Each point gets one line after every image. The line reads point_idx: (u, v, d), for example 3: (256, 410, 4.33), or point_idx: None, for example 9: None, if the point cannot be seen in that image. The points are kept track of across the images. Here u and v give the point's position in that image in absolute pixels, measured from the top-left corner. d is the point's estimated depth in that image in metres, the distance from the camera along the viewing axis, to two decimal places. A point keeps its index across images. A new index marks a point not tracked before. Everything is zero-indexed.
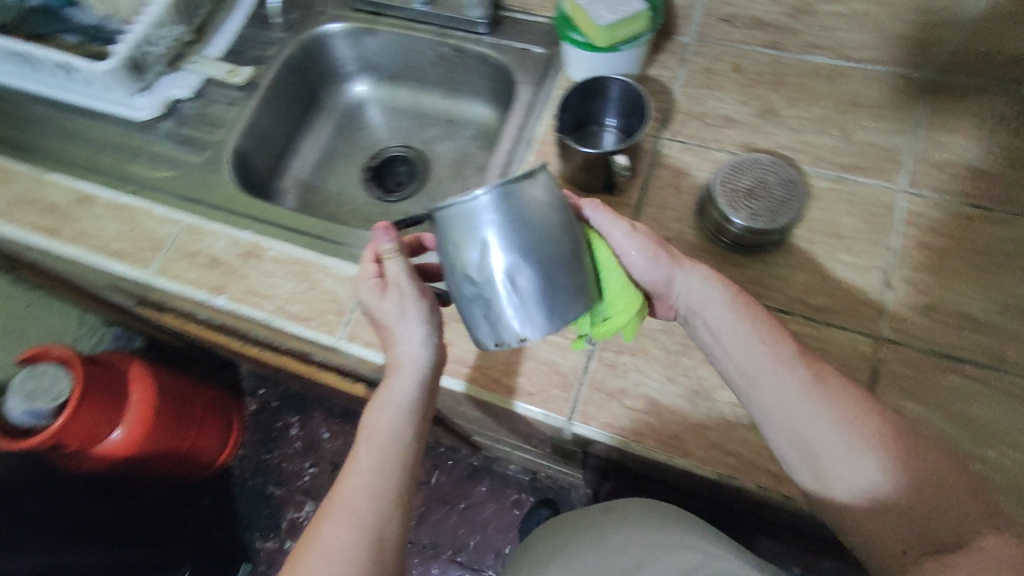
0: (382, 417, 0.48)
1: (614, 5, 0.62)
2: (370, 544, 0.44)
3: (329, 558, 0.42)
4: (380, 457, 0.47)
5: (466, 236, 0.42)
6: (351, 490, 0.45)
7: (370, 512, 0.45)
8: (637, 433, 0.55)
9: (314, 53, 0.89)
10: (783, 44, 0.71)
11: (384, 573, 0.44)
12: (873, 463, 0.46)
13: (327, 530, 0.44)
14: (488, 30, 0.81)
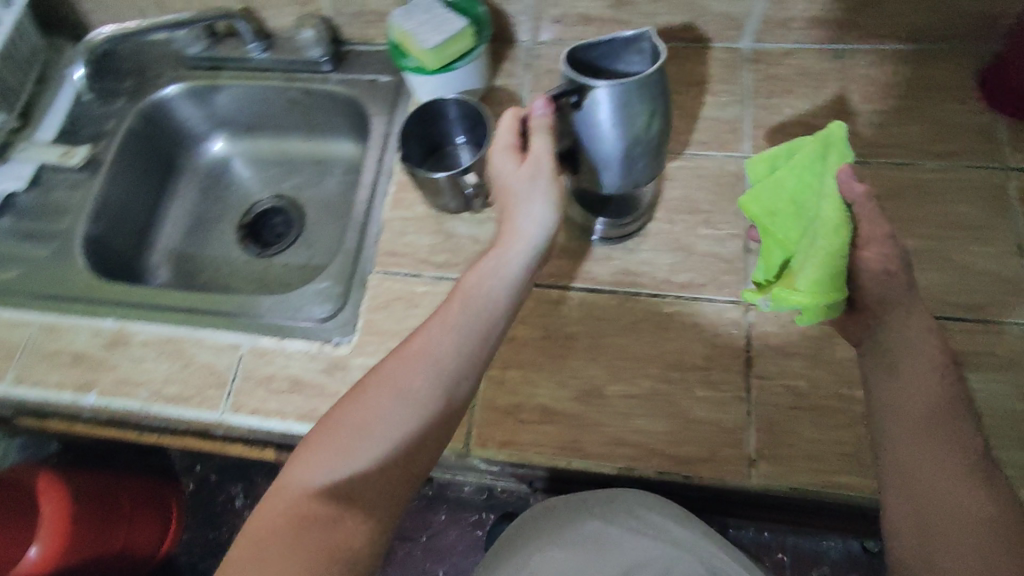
0: (480, 279, 0.51)
1: (437, 26, 0.62)
2: (430, 403, 0.46)
3: (396, 392, 0.46)
4: (467, 314, 0.49)
5: (628, 108, 0.51)
6: (427, 345, 0.48)
7: (450, 367, 0.47)
8: (537, 446, 0.57)
9: (159, 120, 0.84)
10: (617, 35, 0.73)
11: (431, 433, 0.46)
12: (942, 403, 0.45)
13: (394, 381, 0.46)
14: (331, 67, 0.79)
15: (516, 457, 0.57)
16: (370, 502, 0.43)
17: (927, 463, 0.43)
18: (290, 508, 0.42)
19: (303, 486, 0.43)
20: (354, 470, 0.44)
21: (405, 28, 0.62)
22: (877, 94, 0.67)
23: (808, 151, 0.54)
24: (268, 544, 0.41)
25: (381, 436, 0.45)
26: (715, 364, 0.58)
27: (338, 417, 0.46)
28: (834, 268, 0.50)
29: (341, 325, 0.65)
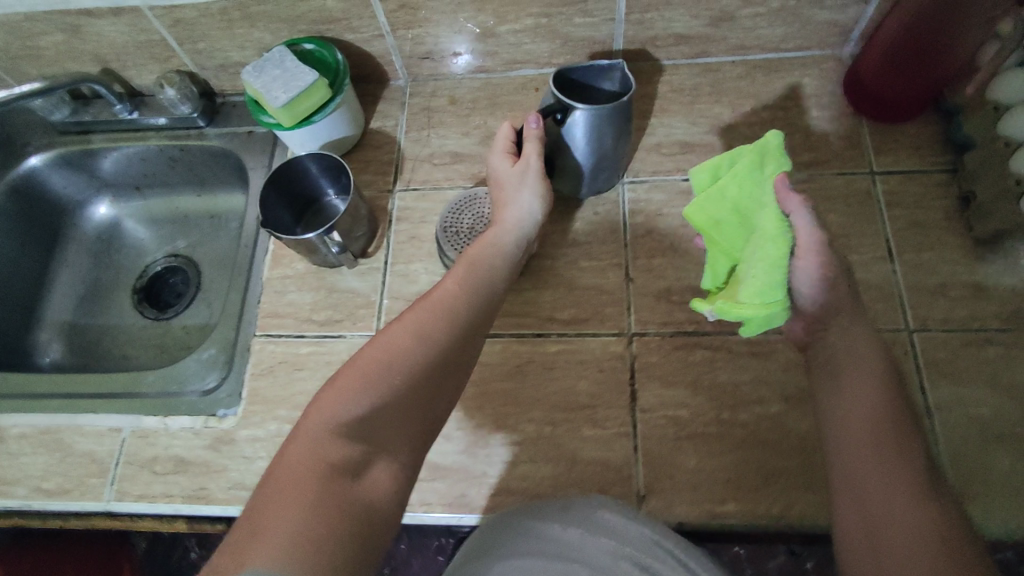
0: (489, 244, 0.53)
1: (288, 82, 0.60)
2: (431, 375, 0.43)
3: (399, 356, 0.42)
4: (476, 276, 0.50)
5: (593, 131, 0.56)
6: (449, 293, 0.47)
7: (459, 331, 0.45)
8: (426, 503, 0.56)
9: (34, 190, 0.81)
10: (489, 67, 0.73)
11: (444, 387, 0.44)
12: (895, 415, 0.44)
13: (408, 328, 0.44)
14: (205, 121, 0.77)
15: (407, 518, 0.56)
16: (391, 445, 0.40)
17: (876, 474, 0.42)
18: (314, 454, 0.36)
19: (339, 424, 0.38)
20: (378, 414, 0.40)
21: (255, 86, 0.61)
22: (745, 107, 0.68)
23: (743, 165, 0.51)
24: (284, 485, 0.35)
25: (406, 381, 0.41)
26: (599, 401, 0.57)
27: (354, 361, 0.42)
28: (773, 281, 0.46)
29: (227, 395, 0.62)
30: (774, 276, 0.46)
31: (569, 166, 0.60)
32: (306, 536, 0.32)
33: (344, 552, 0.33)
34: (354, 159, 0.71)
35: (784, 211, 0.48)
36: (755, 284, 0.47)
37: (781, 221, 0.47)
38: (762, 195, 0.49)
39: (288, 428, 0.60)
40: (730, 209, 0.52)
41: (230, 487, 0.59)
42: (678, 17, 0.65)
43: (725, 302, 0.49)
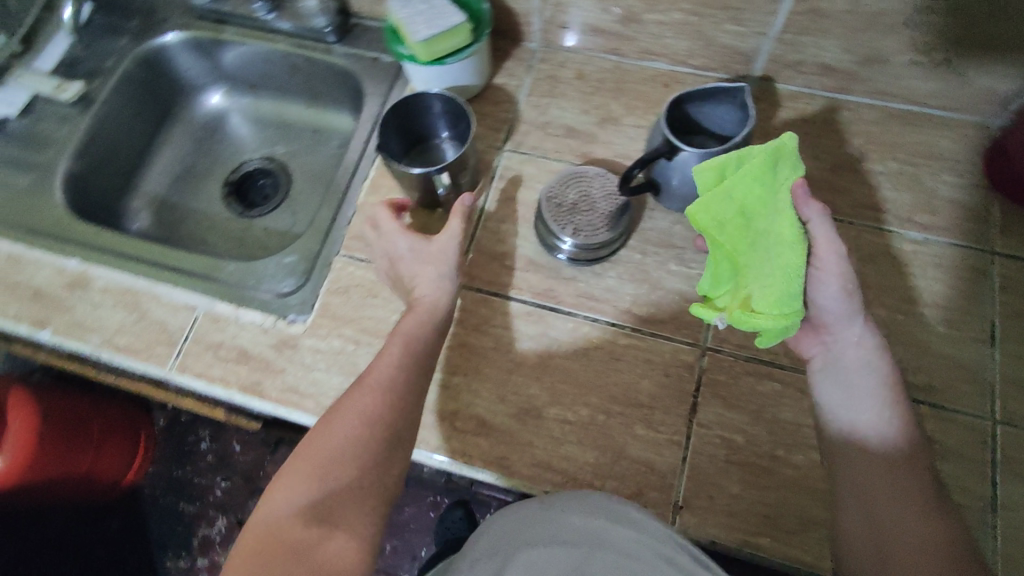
0: (412, 319, 0.54)
1: (432, 19, 0.60)
2: (372, 444, 0.47)
3: (336, 440, 0.46)
4: (411, 350, 0.52)
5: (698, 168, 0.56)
6: (382, 373, 0.50)
7: (393, 403, 0.49)
8: (466, 455, 0.57)
9: (161, 65, 0.83)
10: (623, 51, 0.72)
11: (385, 452, 0.47)
12: (908, 437, 0.49)
13: (338, 417, 0.48)
14: (336, 38, 0.78)
15: (444, 463, 0.57)
16: (346, 520, 0.44)
17: (891, 498, 0.47)
18: (268, 539, 0.42)
19: (283, 513, 0.43)
20: (319, 498, 0.44)
21: (399, 15, 0.61)
22: (874, 153, 0.66)
23: (754, 166, 0.49)
24: None
25: (342, 467, 0.45)
26: (657, 404, 0.57)
27: (298, 454, 0.47)
28: (790, 292, 0.48)
29: (299, 302, 0.64)
30: (790, 288, 0.48)
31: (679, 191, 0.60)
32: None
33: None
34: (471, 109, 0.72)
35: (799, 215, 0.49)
36: (771, 294, 0.49)
37: (797, 226, 0.48)
38: (773, 200, 0.49)
39: (350, 348, 0.62)
40: (733, 211, 0.51)
41: (284, 389, 0.61)
42: (832, 47, 0.63)
43: (741, 312, 0.51)
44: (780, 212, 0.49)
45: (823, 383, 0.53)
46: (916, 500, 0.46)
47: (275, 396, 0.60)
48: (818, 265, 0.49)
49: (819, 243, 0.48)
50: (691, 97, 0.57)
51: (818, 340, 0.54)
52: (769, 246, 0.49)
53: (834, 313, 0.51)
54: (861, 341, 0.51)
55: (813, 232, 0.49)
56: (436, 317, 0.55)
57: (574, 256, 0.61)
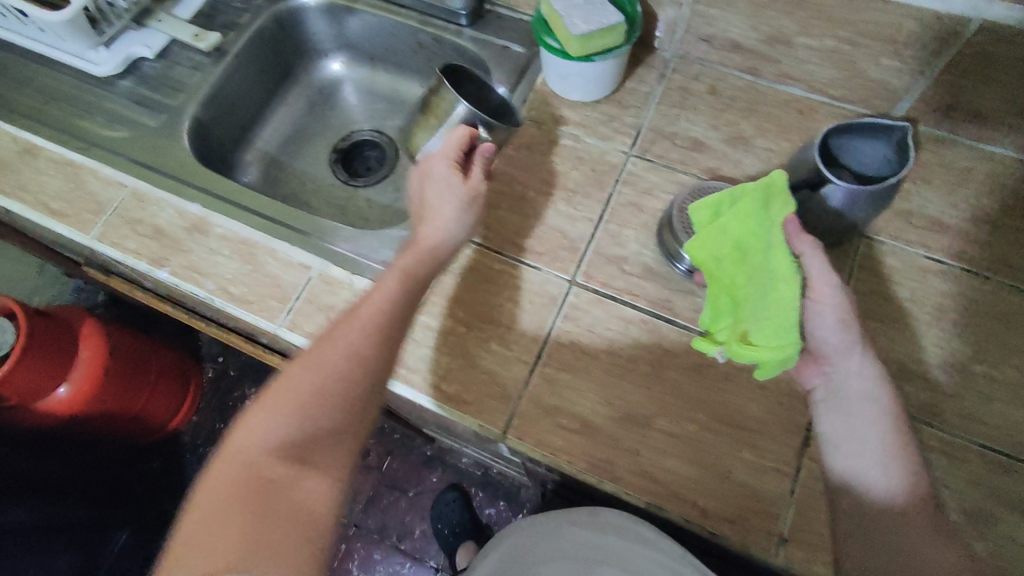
0: (417, 255, 0.58)
1: (589, 15, 0.60)
2: (342, 391, 0.50)
3: (306, 375, 0.49)
4: (407, 296, 0.55)
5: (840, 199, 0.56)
6: (375, 316, 0.53)
7: (363, 350, 0.51)
8: (567, 453, 0.57)
9: (291, 26, 0.84)
10: (760, 71, 0.71)
11: (362, 395, 0.50)
12: (916, 484, 0.50)
13: (324, 355, 0.50)
14: (468, 22, 0.78)
15: (543, 457, 0.58)
16: (324, 460, 0.48)
17: (922, 544, 0.48)
18: (238, 476, 0.45)
19: (264, 444, 0.46)
20: (288, 436, 0.47)
21: (555, 6, 0.61)
22: (1013, 210, 0.64)
23: (748, 202, 0.54)
24: (218, 526, 0.42)
25: (329, 404, 0.49)
26: (766, 430, 0.56)
27: (269, 394, 0.49)
28: (787, 321, 0.49)
29: None
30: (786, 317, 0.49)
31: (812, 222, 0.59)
32: (239, 552, 0.41)
33: (287, 556, 0.42)
34: (599, 109, 0.71)
35: (795, 249, 0.51)
36: (768, 325, 0.50)
37: (790, 255, 0.50)
38: (769, 232, 0.52)
39: (461, 330, 0.62)
40: (730, 246, 0.56)
41: (391, 361, 0.61)
42: (987, 96, 0.61)
43: (738, 343, 0.52)
44: (774, 244, 0.52)
45: (826, 414, 0.53)
46: (942, 550, 0.47)
47: None
48: (814, 297, 0.51)
49: (815, 277, 0.51)
50: (840, 134, 0.56)
51: (819, 370, 0.54)
52: (766, 280, 0.52)
53: (833, 346, 0.52)
54: (863, 376, 0.51)
55: (807, 264, 0.51)
56: (440, 260, 0.59)
57: (697, 271, 0.61)
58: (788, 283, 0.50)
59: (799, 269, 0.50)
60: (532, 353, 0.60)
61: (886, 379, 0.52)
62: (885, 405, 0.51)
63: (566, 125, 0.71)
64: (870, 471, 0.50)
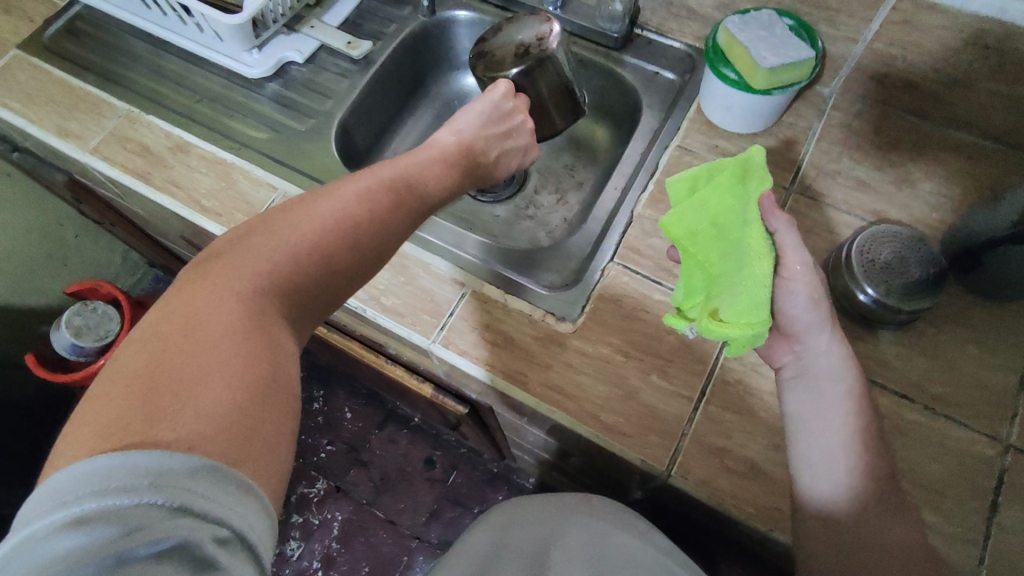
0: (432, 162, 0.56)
1: (777, 47, 0.60)
2: (358, 256, 0.45)
3: (331, 226, 0.44)
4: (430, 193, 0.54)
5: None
6: (408, 200, 0.50)
7: (390, 227, 0.48)
8: (733, 496, 0.55)
9: (434, 37, 0.85)
10: (929, 113, 0.68)
11: (368, 268, 0.47)
12: (869, 469, 0.50)
13: (356, 214, 0.46)
14: (618, 45, 0.78)
15: (707, 498, 0.56)
16: (303, 321, 0.43)
17: (869, 526, 0.49)
18: (234, 300, 0.39)
19: (263, 283, 0.40)
20: (291, 280, 0.42)
21: (740, 36, 0.61)
22: None
23: (726, 180, 0.55)
24: (207, 346, 0.36)
25: (344, 262, 0.44)
26: (949, 491, 0.53)
27: (278, 227, 0.43)
28: (758, 298, 0.49)
29: (566, 301, 0.64)
30: (759, 288, 0.49)
31: (995, 274, 0.58)
32: (234, 395, 0.35)
33: (274, 408, 0.37)
34: (758, 142, 0.70)
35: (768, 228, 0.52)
36: (739, 303, 0.50)
37: (764, 233, 0.51)
38: (744, 207, 0.53)
39: (620, 360, 0.60)
40: (708, 223, 0.55)
41: (547, 386, 0.60)
42: None
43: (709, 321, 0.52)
44: (751, 219, 0.52)
45: (795, 391, 0.53)
46: (889, 535, 0.48)
47: (540, 392, 0.59)
48: (785, 275, 0.51)
49: (787, 256, 0.51)
50: None
51: (790, 350, 0.54)
52: (739, 259, 0.52)
53: (802, 325, 0.52)
54: (828, 356, 0.52)
55: (780, 244, 0.51)
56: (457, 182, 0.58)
57: (870, 314, 0.59)
58: (760, 260, 0.50)
59: (773, 248, 0.51)
60: (695, 391, 0.59)
61: (850, 367, 0.52)
62: (850, 391, 0.51)
63: (724, 156, 0.70)
64: (829, 444, 0.50)
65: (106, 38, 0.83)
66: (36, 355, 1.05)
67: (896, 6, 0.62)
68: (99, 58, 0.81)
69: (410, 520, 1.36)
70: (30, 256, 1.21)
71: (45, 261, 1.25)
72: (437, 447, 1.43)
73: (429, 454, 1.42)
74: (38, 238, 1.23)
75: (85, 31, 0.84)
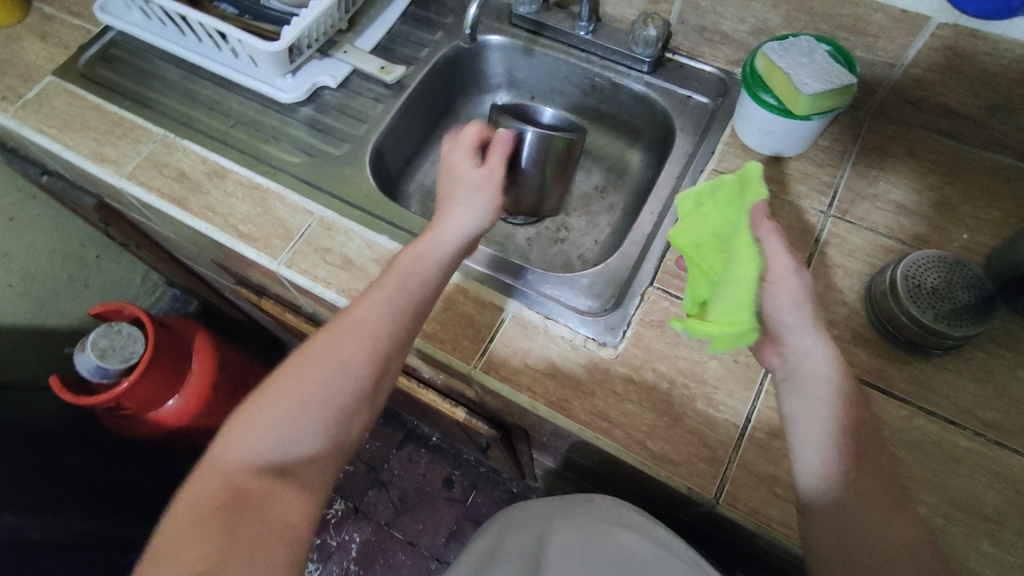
0: (419, 257, 0.56)
1: (819, 73, 0.60)
2: (329, 400, 0.49)
3: (298, 384, 0.49)
4: (402, 292, 0.54)
5: None
6: (367, 316, 0.52)
7: (360, 360, 0.50)
8: (785, 526, 0.54)
9: (465, 61, 0.86)
10: (965, 136, 0.69)
11: (348, 406, 0.50)
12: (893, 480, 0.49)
13: (325, 363, 0.50)
14: (650, 69, 0.78)
15: (758, 528, 0.55)
16: (305, 475, 0.47)
17: (858, 518, 0.47)
18: (220, 481, 0.45)
19: (240, 458, 0.46)
20: (267, 446, 0.47)
21: (780, 63, 0.61)
22: None
23: (726, 194, 0.58)
24: (191, 531, 0.42)
25: (315, 409, 0.48)
26: (1005, 520, 0.53)
27: (254, 401, 0.50)
28: (740, 301, 0.51)
29: (607, 326, 0.63)
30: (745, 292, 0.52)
31: None
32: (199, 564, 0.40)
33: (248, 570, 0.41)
34: (794, 166, 0.71)
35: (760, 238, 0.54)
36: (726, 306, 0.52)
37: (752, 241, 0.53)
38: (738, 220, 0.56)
39: (664, 386, 0.60)
40: (708, 233, 0.58)
41: (591, 413, 0.59)
42: None
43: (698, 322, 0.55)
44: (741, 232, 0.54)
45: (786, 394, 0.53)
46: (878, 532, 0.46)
47: (584, 419, 0.59)
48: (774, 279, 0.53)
49: (776, 263, 0.53)
50: None
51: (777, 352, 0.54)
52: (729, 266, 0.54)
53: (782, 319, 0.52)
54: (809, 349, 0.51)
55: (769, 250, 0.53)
56: (440, 271, 0.56)
57: (917, 340, 0.58)
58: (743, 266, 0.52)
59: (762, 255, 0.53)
60: (742, 417, 0.58)
61: (833, 366, 0.51)
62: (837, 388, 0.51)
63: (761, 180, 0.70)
64: (813, 440, 0.50)
65: (139, 64, 0.84)
66: (59, 378, 1.04)
67: (936, 34, 0.61)
68: (133, 84, 0.82)
69: (430, 541, 1.34)
70: (52, 277, 1.22)
71: (67, 282, 1.26)
72: (456, 466, 1.42)
73: (448, 474, 1.41)
74: (61, 259, 1.24)
75: (119, 57, 0.85)
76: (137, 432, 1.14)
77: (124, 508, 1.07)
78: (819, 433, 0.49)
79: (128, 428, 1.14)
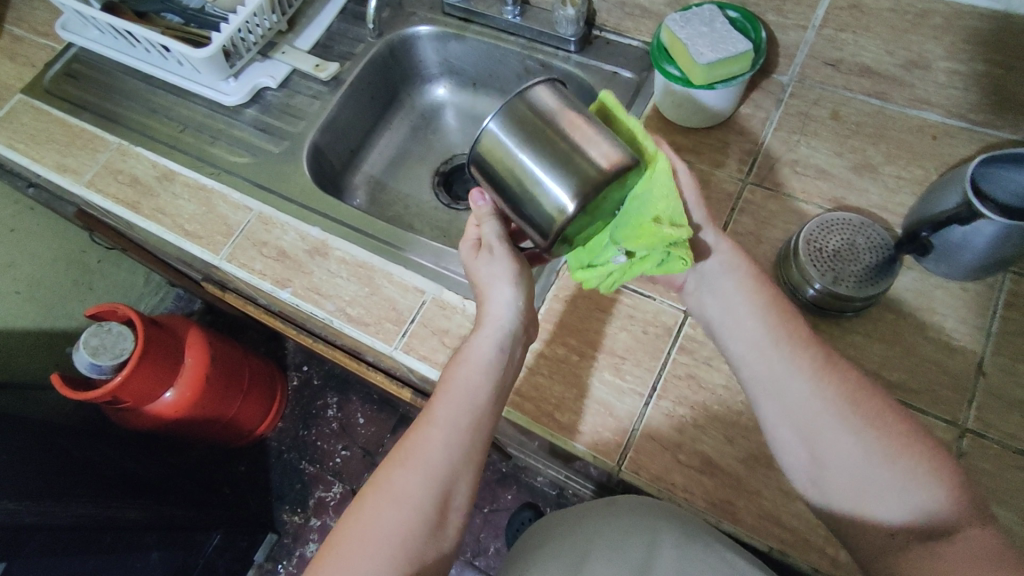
0: (467, 371, 0.55)
1: (716, 43, 0.61)
2: (397, 537, 0.48)
3: (364, 535, 0.48)
4: (455, 422, 0.53)
5: (991, 234, 0.51)
6: (427, 447, 0.51)
7: (420, 495, 0.50)
8: (686, 491, 0.56)
9: (401, 53, 0.88)
10: (888, 95, 0.67)
11: (416, 543, 0.49)
12: (932, 473, 0.46)
13: (386, 503, 0.50)
14: (577, 48, 0.79)
15: (661, 493, 0.57)
16: None
17: (887, 487, 0.46)
18: None
19: None
20: None
21: (680, 34, 0.62)
22: None
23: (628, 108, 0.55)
24: None
25: (378, 556, 0.47)
26: None
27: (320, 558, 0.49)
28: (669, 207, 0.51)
29: None
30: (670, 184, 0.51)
31: (950, 255, 0.56)
32: None
33: None
34: (715, 136, 0.70)
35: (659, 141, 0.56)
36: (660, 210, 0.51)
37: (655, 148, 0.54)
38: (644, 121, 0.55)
39: (574, 359, 0.62)
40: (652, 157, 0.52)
41: None
42: None
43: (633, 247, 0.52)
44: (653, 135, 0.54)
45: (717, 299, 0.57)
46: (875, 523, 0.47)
47: None
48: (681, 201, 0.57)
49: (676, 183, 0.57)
50: (990, 153, 0.51)
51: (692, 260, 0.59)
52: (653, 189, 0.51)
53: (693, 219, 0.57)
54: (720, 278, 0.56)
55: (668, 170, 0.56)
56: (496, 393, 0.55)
57: (821, 305, 0.58)
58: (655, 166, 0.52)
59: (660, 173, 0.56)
60: (646, 388, 0.60)
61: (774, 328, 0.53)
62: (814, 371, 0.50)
63: (680, 152, 0.70)
64: (786, 387, 0.51)
65: (98, 77, 0.89)
66: (63, 374, 1.10)
67: None
68: (93, 96, 0.87)
69: None
70: (55, 282, 1.30)
71: (73, 286, 1.35)
72: None
73: None
74: (63, 264, 1.32)
75: (80, 71, 0.90)
76: (140, 422, 1.21)
77: (126, 494, 1.11)
78: (785, 392, 0.51)
79: (133, 420, 1.20)
